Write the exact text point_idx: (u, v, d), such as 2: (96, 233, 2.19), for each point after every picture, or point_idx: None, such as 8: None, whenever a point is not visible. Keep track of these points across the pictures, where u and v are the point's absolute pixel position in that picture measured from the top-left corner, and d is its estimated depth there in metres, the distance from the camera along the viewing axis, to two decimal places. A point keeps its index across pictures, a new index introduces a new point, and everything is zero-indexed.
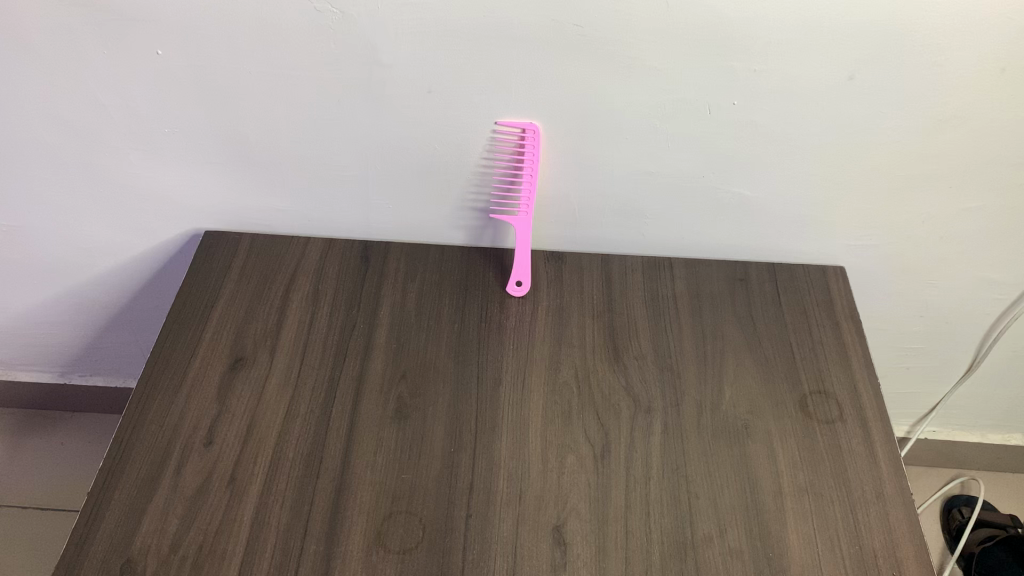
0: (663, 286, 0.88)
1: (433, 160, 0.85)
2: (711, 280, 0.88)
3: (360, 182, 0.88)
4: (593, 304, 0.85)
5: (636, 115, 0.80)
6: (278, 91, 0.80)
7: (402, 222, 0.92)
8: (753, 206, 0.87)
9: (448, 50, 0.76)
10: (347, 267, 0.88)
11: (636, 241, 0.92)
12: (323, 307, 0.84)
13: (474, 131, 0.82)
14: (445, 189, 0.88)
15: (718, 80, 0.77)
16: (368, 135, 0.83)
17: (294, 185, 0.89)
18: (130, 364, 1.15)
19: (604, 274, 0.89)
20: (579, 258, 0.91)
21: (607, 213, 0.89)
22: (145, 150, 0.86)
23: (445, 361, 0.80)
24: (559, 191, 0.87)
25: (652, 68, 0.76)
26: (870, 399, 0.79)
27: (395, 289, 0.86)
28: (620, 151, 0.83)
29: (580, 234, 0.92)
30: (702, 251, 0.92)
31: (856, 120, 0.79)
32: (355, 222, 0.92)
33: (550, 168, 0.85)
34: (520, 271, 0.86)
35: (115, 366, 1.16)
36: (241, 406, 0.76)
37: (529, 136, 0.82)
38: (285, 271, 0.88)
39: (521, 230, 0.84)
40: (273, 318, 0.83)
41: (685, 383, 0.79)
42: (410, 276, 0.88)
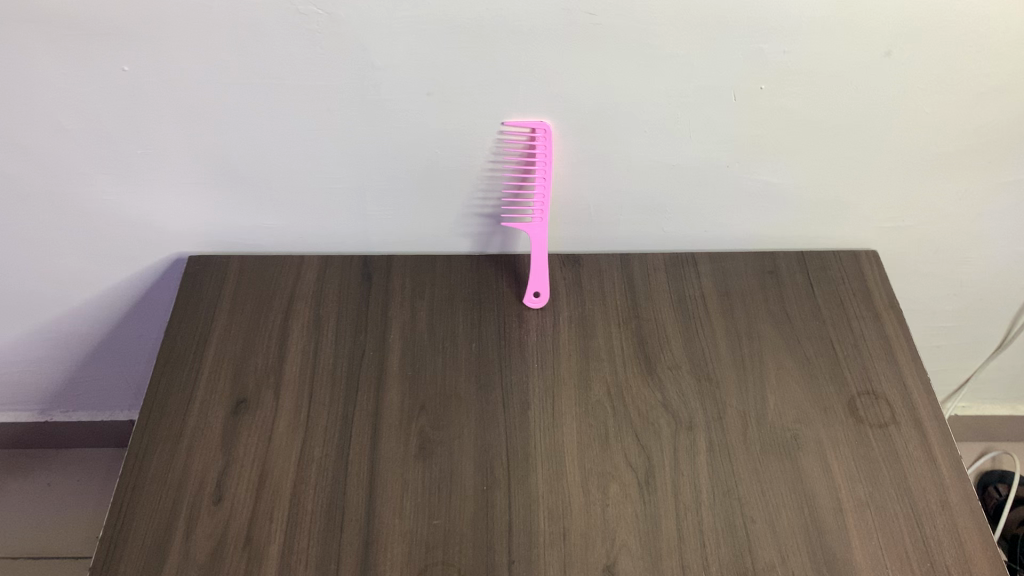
0: (690, 285, 0.82)
1: (434, 166, 0.78)
2: (741, 275, 0.82)
3: (357, 193, 0.81)
4: (617, 310, 0.79)
5: (654, 105, 0.74)
6: (262, 102, 0.72)
7: (403, 233, 0.84)
8: (781, 194, 0.81)
9: (447, 47, 0.69)
10: (348, 287, 0.81)
11: (657, 235, 0.85)
12: (327, 335, 0.77)
13: (479, 133, 0.75)
14: (449, 196, 0.81)
15: (744, 63, 0.70)
16: (364, 143, 0.76)
17: (283, 202, 0.81)
18: (115, 396, 1.08)
19: (625, 274, 0.82)
20: (596, 258, 0.84)
21: (624, 209, 0.82)
22: (117, 174, 0.78)
23: (466, 388, 0.73)
24: (571, 190, 0.80)
25: (671, 55, 0.70)
26: (921, 395, 0.74)
27: (402, 308, 0.79)
28: (638, 144, 0.77)
29: (595, 234, 0.85)
30: (725, 244, 0.86)
31: (892, 97, 0.73)
32: (351, 237, 0.85)
33: (562, 165, 0.78)
34: (538, 283, 0.80)
35: (97, 399, 1.08)
36: (249, 455, 0.69)
37: (539, 136, 0.75)
38: (281, 296, 0.80)
39: (537, 239, 0.78)
40: (273, 352, 0.76)
41: (725, 393, 0.73)
42: (418, 292, 0.81)
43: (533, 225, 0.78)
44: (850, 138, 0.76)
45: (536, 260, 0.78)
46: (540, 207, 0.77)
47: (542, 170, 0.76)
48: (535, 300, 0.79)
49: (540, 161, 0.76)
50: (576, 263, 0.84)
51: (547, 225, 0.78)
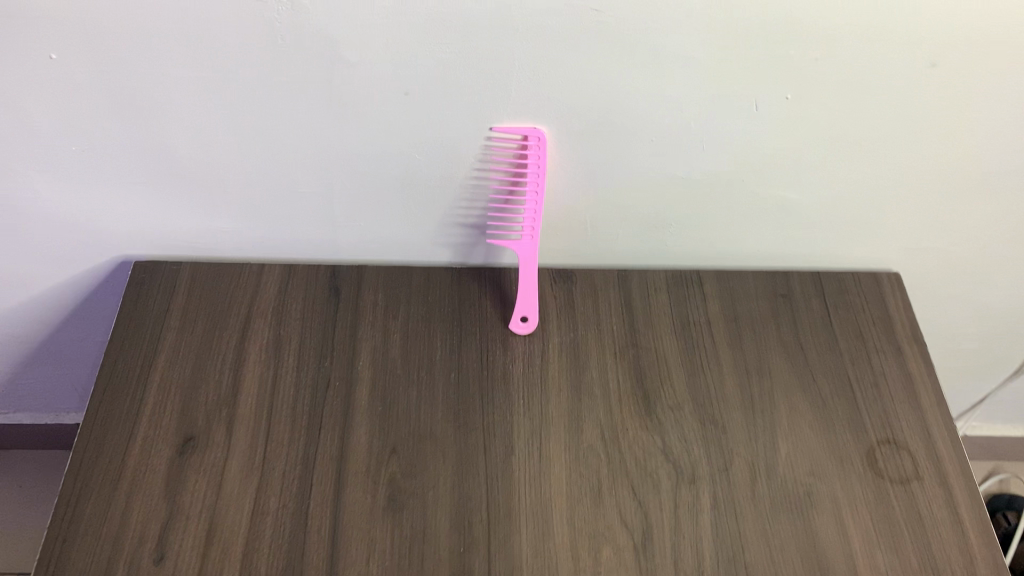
0: (694, 309, 0.73)
1: (412, 171, 0.69)
2: (750, 299, 0.74)
3: (324, 198, 0.71)
4: (613, 338, 0.71)
5: (664, 113, 0.65)
6: (214, 96, 0.63)
7: (376, 241, 0.75)
8: (800, 211, 0.73)
9: (429, 43, 0.59)
10: (313, 304, 0.72)
11: (659, 250, 0.76)
12: (287, 362, 0.69)
13: (463, 138, 0.66)
14: (428, 204, 0.72)
15: (770, 70, 0.61)
16: (332, 145, 0.67)
17: (240, 205, 0.72)
18: (59, 399, 0.99)
19: (623, 295, 0.74)
20: (591, 275, 0.75)
21: (624, 222, 0.74)
22: (49, 172, 0.68)
23: (443, 428, 0.66)
24: (566, 201, 0.72)
25: (688, 58, 0.60)
26: (946, 446, 0.67)
27: (374, 330, 0.71)
28: (643, 153, 0.68)
29: (590, 247, 0.76)
30: (734, 261, 0.78)
31: (933, 111, 0.64)
32: (318, 244, 0.76)
33: (556, 174, 0.69)
34: (526, 306, 0.71)
35: (40, 402, 0.99)
36: (196, 504, 0.62)
37: (533, 143, 0.66)
38: (236, 312, 0.72)
39: (526, 258, 0.70)
40: (227, 381, 0.68)
41: (733, 439, 0.66)
42: (391, 310, 0.72)
43: (522, 241, 0.69)
44: (881, 154, 0.68)
45: (525, 281, 0.70)
46: (530, 222, 0.69)
47: (535, 181, 0.67)
48: (522, 325, 0.71)
49: (533, 170, 0.68)
50: (569, 280, 0.75)
51: (538, 242, 0.69)
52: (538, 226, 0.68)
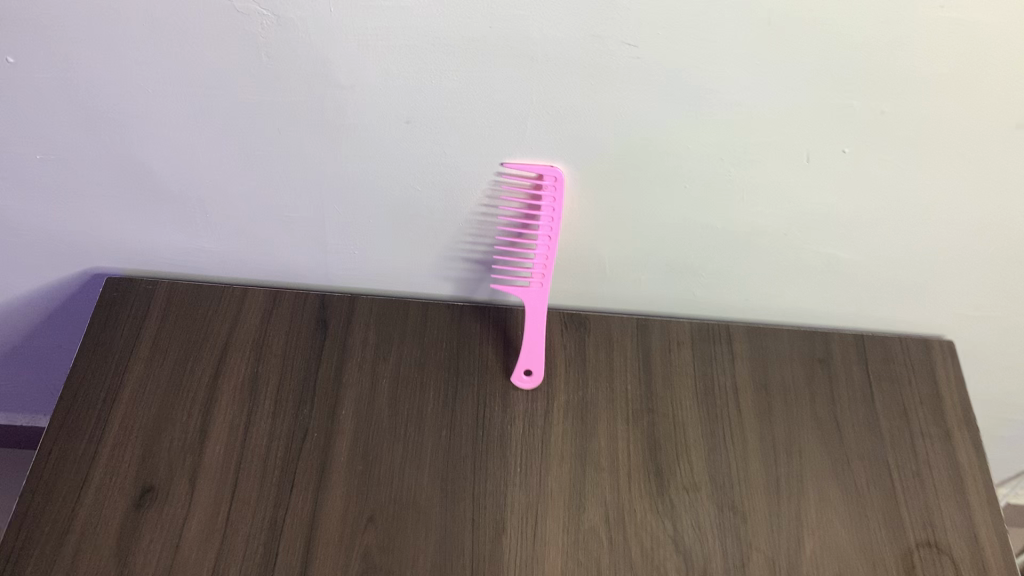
0: (720, 371, 0.66)
1: (413, 202, 0.61)
2: (784, 363, 0.66)
3: (314, 223, 0.64)
4: (627, 401, 0.64)
5: (701, 159, 0.56)
6: (190, 112, 0.55)
7: (372, 270, 0.68)
8: (848, 269, 0.64)
9: (434, 70, 0.51)
10: (296, 339, 0.65)
11: (686, 298, 0.69)
12: (262, 405, 0.62)
13: (471, 172, 0.58)
14: (430, 237, 0.64)
15: (828, 121, 0.53)
16: (323, 170, 0.59)
17: (222, 225, 0.65)
18: (36, 400, 0.93)
19: (641, 348, 0.66)
20: (608, 321, 0.68)
21: (648, 267, 0.66)
22: (10, 179, 0.61)
23: (428, 495, 0.59)
24: (584, 244, 0.64)
25: (733, 103, 0.52)
26: (995, 556, 0.59)
27: (361, 374, 0.64)
28: (674, 199, 0.60)
29: (609, 291, 0.68)
30: (768, 316, 0.70)
31: (1013, 176, 0.56)
32: (309, 269, 0.68)
33: (574, 215, 0.61)
34: (531, 358, 0.64)
35: (16, 401, 0.94)
36: (148, 569, 0.55)
37: (549, 183, 0.58)
38: (212, 343, 0.65)
39: (534, 307, 0.63)
40: (194, 424, 0.61)
41: (753, 531, 0.59)
42: (382, 351, 0.65)
43: (530, 289, 0.62)
44: (946, 216, 0.59)
45: (531, 331, 0.63)
46: (541, 269, 0.62)
47: (549, 226, 0.60)
48: (526, 379, 0.63)
49: (546, 213, 0.60)
50: (582, 326, 0.67)
51: (548, 291, 0.62)
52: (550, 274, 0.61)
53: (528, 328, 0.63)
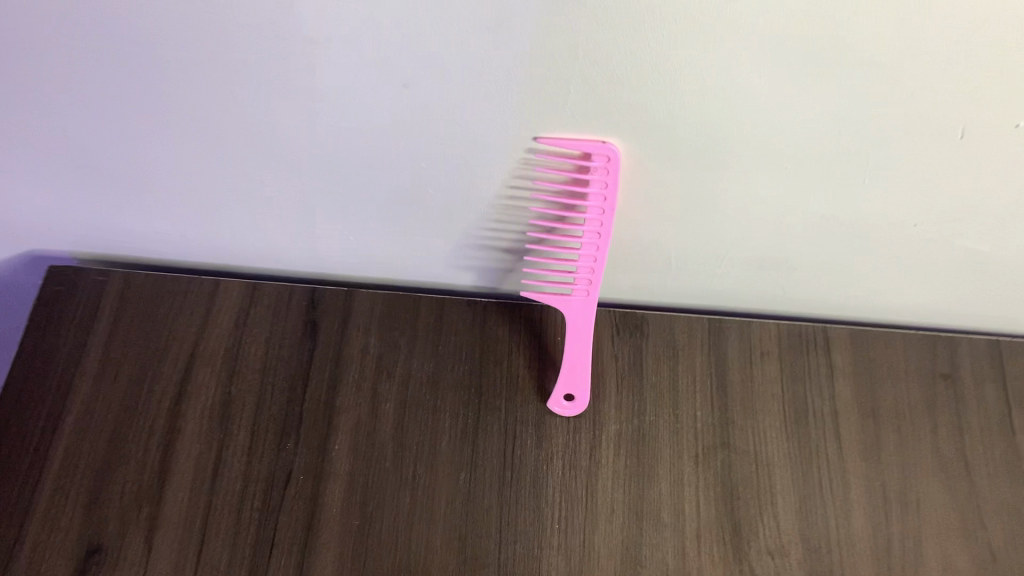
0: (814, 392, 0.52)
1: (421, 186, 0.47)
2: (896, 383, 0.52)
3: (296, 207, 0.50)
4: (695, 434, 0.50)
5: (813, 136, 0.40)
6: (114, 79, 0.40)
7: (373, 258, 0.54)
8: (991, 266, 0.49)
9: (438, 25, 0.35)
10: (278, 349, 0.52)
11: (771, 295, 0.53)
12: (236, 438, 0.50)
13: (496, 152, 0.43)
14: (444, 223, 0.50)
15: (1008, 90, 0.36)
16: (299, 148, 0.44)
17: (181, 207, 0.51)
18: None
19: (714, 362, 0.52)
20: (671, 323, 0.53)
21: (725, 260, 0.51)
22: None
23: (442, 561, 0.47)
24: (643, 234, 0.49)
25: (872, 66, 0.36)
26: None
27: (358, 396, 0.51)
28: (769, 183, 0.44)
29: (672, 286, 0.53)
30: (875, 315, 0.55)
31: None
32: (294, 256, 0.55)
33: (633, 201, 0.46)
34: (574, 380, 0.50)
35: None
36: None
37: (598, 166, 0.43)
38: (174, 355, 0.52)
39: (577, 322, 0.50)
40: (151, 464, 0.49)
41: None
42: (384, 365, 0.52)
43: (572, 298, 0.49)
44: None
45: (574, 351, 0.50)
46: (586, 275, 0.48)
47: (597, 220, 0.45)
48: (567, 406, 0.50)
49: (594, 202, 0.45)
50: (638, 332, 0.53)
51: (594, 300, 0.49)
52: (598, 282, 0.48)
53: (571, 347, 0.50)
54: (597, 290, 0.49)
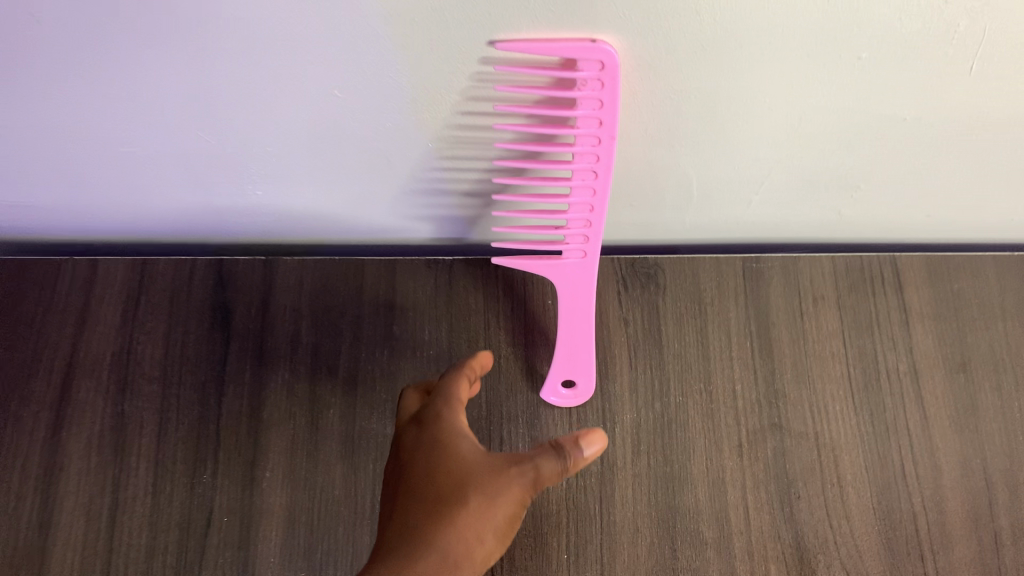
0: (886, 349, 0.40)
1: (340, 126, 0.33)
2: (989, 326, 0.40)
3: (176, 166, 0.36)
4: (735, 417, 0.38)
5: (910, 11, 0.27)
6: None
7: (295, 219, 0.41)
8: None
9: None
10: (182, 350, 0.40)
11: (822, 223, 0.41)
12: (137, 474, 0.38)
13: (438, 73, 0.29)
14: (380, 170, 0.36)
15: None
16: (155, 88, 0.31)
17: (20, 178, 0.37)
18: None
19: (753, 317, 0.40)
20: (694, 269, 0.41)
21: (765, 188, 0.38)
22: None
23: None
24: (652, 164, 0.36)
25: None
26: None
27: (291, 404, 0.38)
28: (837, 82, 0.30)
29: (692, 221, 0.40)
30: (955, 237, 0.42)
31: None
32: (192, 224, 0.41)
33: (639, 123, 0.33)
34: (576, 366, 0.38)
35: None
36: None
37: (586, 77, 0.28)
38: (46, 368, 0.39)
39: (577, 293, 0.37)
40: (27, 518, 0.37)
41: None
42: (323, 360, 0.39)
43: (564, 260, 0.36)
44: None
45: (575, 333, 0.37)
46: (580, 231, 0.34)
47: (590, 155, 0.31)
48: (566, 397, 0.38)
49: (585, 130, 0.30)
50: (652, 284, 0.41)
51: (593, 264, 0.35)
52: (596, 242, 0.34)
53: (571, 328, 0.37)
54: (596, 252, 0.35)
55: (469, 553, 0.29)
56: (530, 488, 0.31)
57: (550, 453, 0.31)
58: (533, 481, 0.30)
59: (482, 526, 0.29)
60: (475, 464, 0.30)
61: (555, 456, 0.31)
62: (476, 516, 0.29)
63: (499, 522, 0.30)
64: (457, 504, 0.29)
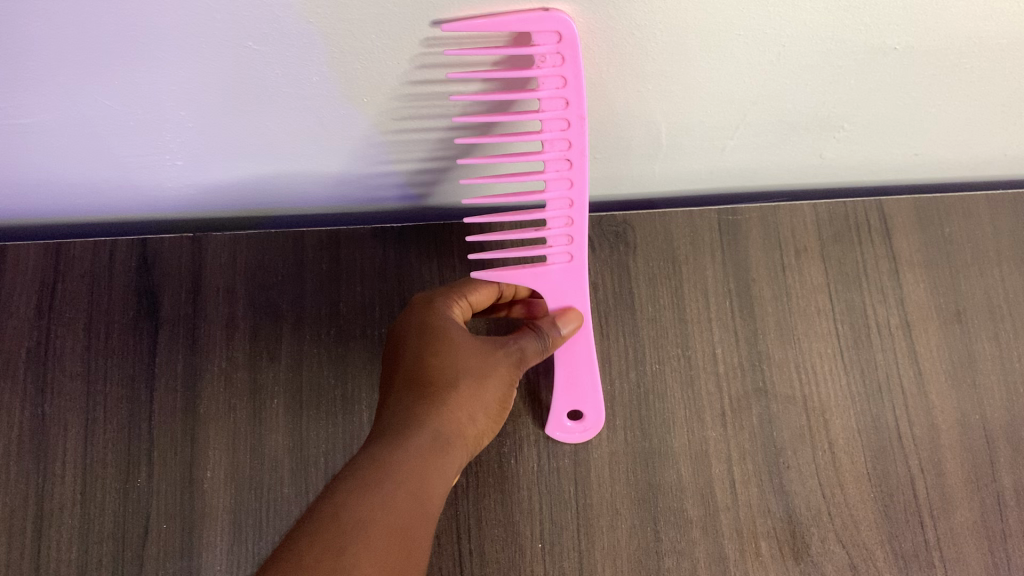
0: (876, 302, 0.37)
1: (259, 88, 0.29)
2: (984, 272, 0.37)
3: (81, 141, 0.32)
4: (717, 383, 0.35)
5: None
6: None
7: (224, 192, 0.37)
8: None
9: None
10: (106, 341, 0.36)
11: (803, 167, 0.37)
12: (62, 482, 0.34)
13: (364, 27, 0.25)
14: (312, 135, 0.32)
15: None
16: (36, 55, 0.26)
17: None
18: None
19: (732, 274, 0.37)
20: (666, 224, 0.37)
21: (740, 131, 0.34)
22: None
23: None
24: (616, 113, 0.32)
25: None
26: None
27: (231, 395, 0.35)
28: (822, 9, 0.26)
29: (662, 172, 0.37)
30: (946, 176, 0.39)
31: None
32: (111, 201, 0.37)
33: (598, 68, 0.29)
34: (579, 393, 0.34)
35: None
36: None
37: (546, 50, 0.25)
38: None
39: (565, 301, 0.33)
40: None
41: None
42: (263, 345, 0.36)
43: (547, 267, 0.32)
44: None
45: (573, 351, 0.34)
46: (561, 231, 0.31)
47: (561, 141, 0.28)
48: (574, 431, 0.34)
49: (551, 113, 0.27)
50: (621, 244, 0.37)
51: (581, 267, 0.32)
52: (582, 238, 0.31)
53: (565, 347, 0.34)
54: (582, 250, 0.32)
55: (459, 432, 0.30)
56: (515, 369, 0.32)
57: (529, 332, 0.32)
58: (517, 361, 0.32)
59: (474, 406, 0.31)
60: (465, 344, 0.31)
61: (535, 334, 0.32)
62: (467, 398, 0.30)
63: (489, 404, 0.31)
64: (449, 387, 0.30)
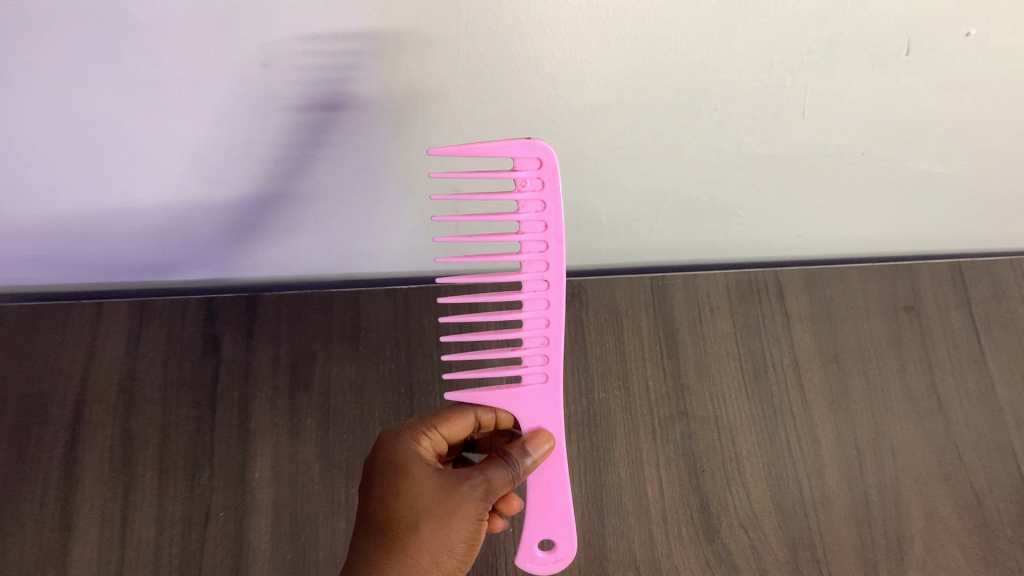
0: (773, 346, 0.48)
1: None
2: (855, 324, 0.48)
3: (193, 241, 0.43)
4: (648, 407, 0.46)
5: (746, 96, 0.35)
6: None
7: (273, 262, 0.48)
8: (948, 189, 0.44)
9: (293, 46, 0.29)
10: (179, 373, 0.46)
11: (716, 244, 0.49)
12: (143, 480, 0.44)
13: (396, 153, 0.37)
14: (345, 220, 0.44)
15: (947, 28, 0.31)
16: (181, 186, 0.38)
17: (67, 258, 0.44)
18: None
19: (661, 325, 0.48)
20: (610, 287, 0.49)
21: (661, 217, 0.46)
22: None
23: None
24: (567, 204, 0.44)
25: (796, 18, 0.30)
26: None
27: (274, 415, 0.45)
28: (705, 136, 0.38)
29: (607, 248, 0.49)
30: (828, 251, 0.51)
31: None
32: (187, 271, 0.48)
33: None
34: (556, 529, 0.38)
35: None
36: None
37: (527, 175, 0.32)
38: (61, 398, 0.46)
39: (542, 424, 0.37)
40: (49, 525, 0.43)
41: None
42: (299, 377, 0.46)
43: (524, 386, 0.37)
44: None
45: (550, 486, 0.37)
46: (538, 349, 0.36)
47: (539, 260, 0.34)
48: (545, 562, 0.38)
49: (531, 234, 0.34)
50: (576, 302, 0.48)
51: (555, 387, 0.37)
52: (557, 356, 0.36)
53: (542, 482, 0.37)
54: (557, 372, 0.37)
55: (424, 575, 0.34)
56: (483, 499, 0.35)
57: (496, 466, 0.35)
58: (485, 491, 0.35)
59: (436, 548, 0.34)
60: (428, 487, 0.35)
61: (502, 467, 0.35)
62: (429, 542, 0.34)
63: (456, 540, 0.35)
64: (411, 533, 0.34)
